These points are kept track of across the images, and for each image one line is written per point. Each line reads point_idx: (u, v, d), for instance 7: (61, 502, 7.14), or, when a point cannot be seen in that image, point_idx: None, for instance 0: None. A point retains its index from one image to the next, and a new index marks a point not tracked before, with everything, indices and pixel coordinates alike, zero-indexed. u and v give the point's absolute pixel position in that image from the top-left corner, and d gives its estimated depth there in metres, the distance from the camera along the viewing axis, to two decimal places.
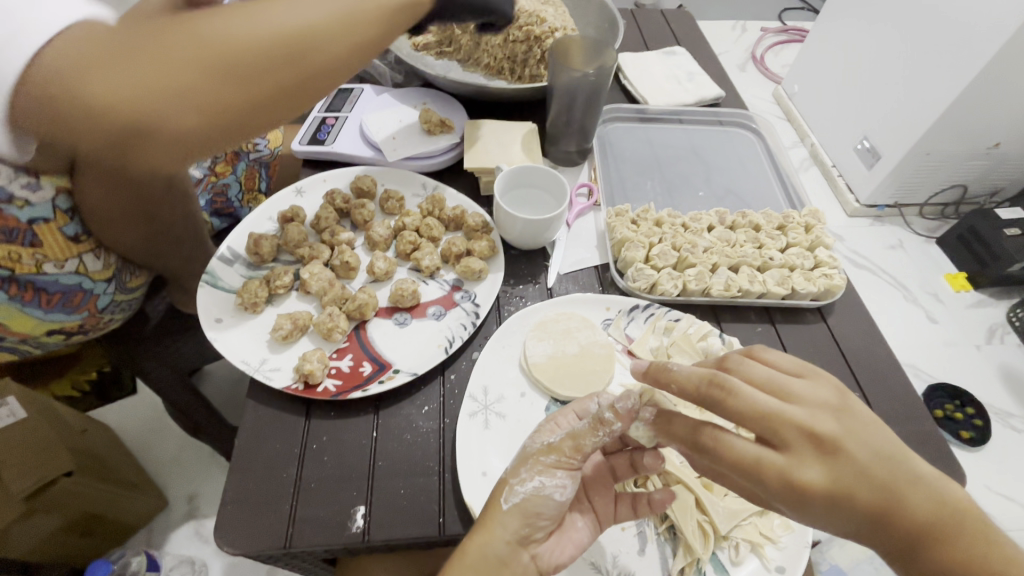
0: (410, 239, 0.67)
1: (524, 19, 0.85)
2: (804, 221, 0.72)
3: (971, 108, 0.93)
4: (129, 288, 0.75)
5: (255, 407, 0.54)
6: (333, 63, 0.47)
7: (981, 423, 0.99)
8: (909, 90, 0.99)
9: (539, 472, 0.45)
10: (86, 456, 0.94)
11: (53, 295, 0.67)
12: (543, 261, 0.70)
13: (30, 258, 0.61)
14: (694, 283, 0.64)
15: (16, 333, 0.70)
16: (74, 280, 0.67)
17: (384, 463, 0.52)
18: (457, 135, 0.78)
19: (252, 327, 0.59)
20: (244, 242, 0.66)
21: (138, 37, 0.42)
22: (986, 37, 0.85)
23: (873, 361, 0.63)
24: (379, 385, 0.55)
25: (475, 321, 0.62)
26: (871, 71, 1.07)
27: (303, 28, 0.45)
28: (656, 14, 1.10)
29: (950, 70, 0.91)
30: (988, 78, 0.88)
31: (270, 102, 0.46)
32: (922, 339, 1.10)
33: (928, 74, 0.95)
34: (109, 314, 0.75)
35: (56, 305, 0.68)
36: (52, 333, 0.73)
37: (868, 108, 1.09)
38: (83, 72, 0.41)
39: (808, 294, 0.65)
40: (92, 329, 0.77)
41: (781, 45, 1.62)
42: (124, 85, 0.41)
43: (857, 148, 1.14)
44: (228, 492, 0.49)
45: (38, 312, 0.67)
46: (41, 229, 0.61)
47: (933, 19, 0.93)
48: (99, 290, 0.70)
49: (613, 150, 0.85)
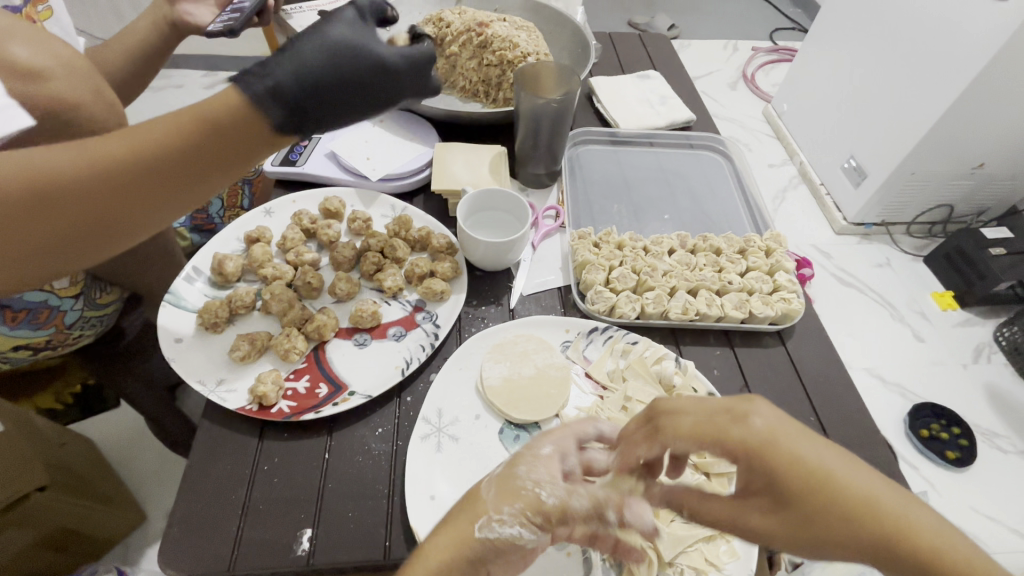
0: (373, 260, 0.68)
1: (497, 44, 0.86)
2: (765, 245, 0.73)
3: (952, 128, 0.94)
4: (96, 304, 0.80)
5: (208, 428, 0.55)
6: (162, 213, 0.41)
7: (966, 443, 0.98)
8: (895, 110, 1.01)
9: (521, 522, 0.41)
10: (62, 472, 0.93)
11: (20, 312, 0.70)
12: (508, 282, 0.71)
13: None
14: (652, 306, 0.65)
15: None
16: (41, 297, 0.71)
17: (333, 486, 0.52)
18: (426, 157, 0.80)
19: (210, 347, 0.60)
20: (209, 261, 0.67)
21: None
22: (968, 60, 0.86)
23: (831, 386, 0.64)
24: (333, 406, 0.56)
25: (433, 342, 0.62)
26: (859, 90, 1.09)
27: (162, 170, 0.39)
28: (635, 38, 1.13)
29: (933, 91, 0.92)
30: (971, 98, 0.89)
31: (75, 256, 0.40)
32: (904, 357, 1.09)
33: (913, 93, 0.96)
34: (77, 330, 0.79)
35: (21, 321, 0.71)
36: (17, 349, 0.75)
37: (853, 127, 1.11)
38: None
39: (765, 318, 0.65)
40: (59, 346, 0.80)
41: (769, 65, 1.65)
42: None
43: (844, 166, 1.15)
44: (176, 513, 0.50)
45: (2, 328, 0.70)
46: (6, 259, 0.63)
47: (918, 40, 0.94)
48: (66, 306, 0.75)
49: (583, 172, 0.87)
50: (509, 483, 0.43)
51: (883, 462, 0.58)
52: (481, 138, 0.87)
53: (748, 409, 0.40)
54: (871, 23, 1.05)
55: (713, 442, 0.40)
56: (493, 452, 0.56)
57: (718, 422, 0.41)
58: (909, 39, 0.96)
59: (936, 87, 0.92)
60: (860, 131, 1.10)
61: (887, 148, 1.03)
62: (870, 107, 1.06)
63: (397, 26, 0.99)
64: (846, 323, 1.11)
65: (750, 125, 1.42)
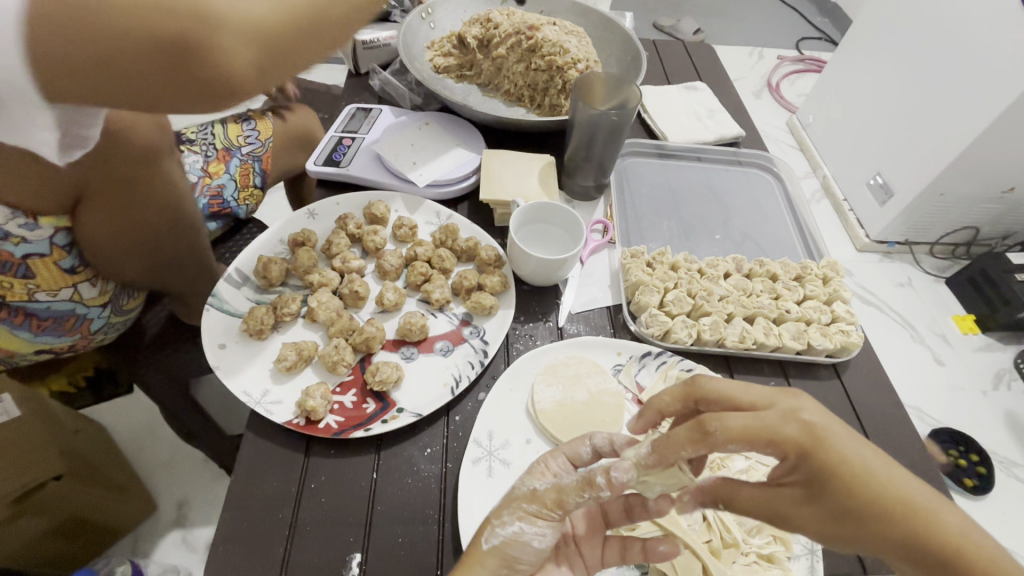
0: (421, 270, 0.66)
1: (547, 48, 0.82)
2: (822, 272, 0.72)
3: (987, 152, 0.92)
4: (125, 309, 0.75)
5: (253, 440, 0.53)
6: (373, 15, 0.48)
7: (984, 471, 0.95)
8: (926, 132, 0.98)
9: (519, 518, 0.44)
10: (75, 459, 0.91)
11: (46, 319, 0.66)
12: (555, 298, 0.68)
13: (23, 289, 0.60)
14: (708, 332, 0.63)
15: (2, 349, 0.68)
16: (67, 306, 0.66)
17: (383, 507, 0.50)
18: (473, 165, 0.78)
19: (253, 355, 0.58)
20: (253, 265, 0.65)
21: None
22: (1005, 85, 0.84)
23: (886, 421, 0.62)
24: (382, 424, 0.54)
25: (482, 360, 0.60)
26: (890, 106, 1.05)
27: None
28: (677, 46, 1.10)
29: (969, 115, 0.90)
30: (1009, 124, 0.87)
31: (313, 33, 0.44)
32: (925, 381, 1.07)
33: (946, 114, 0.94)
34: (102, 335, 0.75)
35: (46, 328, 0.67)
36: (38, 353, 0.71)
37: (881, 144, 1.08)
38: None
39: (823, 350, 0.63)
40: (81, 348, 0.76)
41: (797, 75, 1.62)
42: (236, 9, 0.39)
43: (870, 183, 1.12)
44: (221, 532, 0.48)
45: (27, 334, 0.66)
46: (35, 264, 0.60)
47: (958, 59, 0.91)
48: (93, 314, 0.70)
49: (630, 185, 0.85)
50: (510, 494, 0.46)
51: None
52: (524, 146, 0.85)
53: (795, 405, 0.38)
54: (906, 40, 1.01)
55: (764, 444, 0.37)
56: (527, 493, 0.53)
57: (768, 420, 0.37)
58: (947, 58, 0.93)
59: (972, 110, 0.89)
60: (890, 149, 1.06)
61: (917, 170, 1.01)
62: (900, 123, 1.03)
63: (441, 25, 0.96)
64: (876, 346, 1.09)
65: (776, 136, 1.36)
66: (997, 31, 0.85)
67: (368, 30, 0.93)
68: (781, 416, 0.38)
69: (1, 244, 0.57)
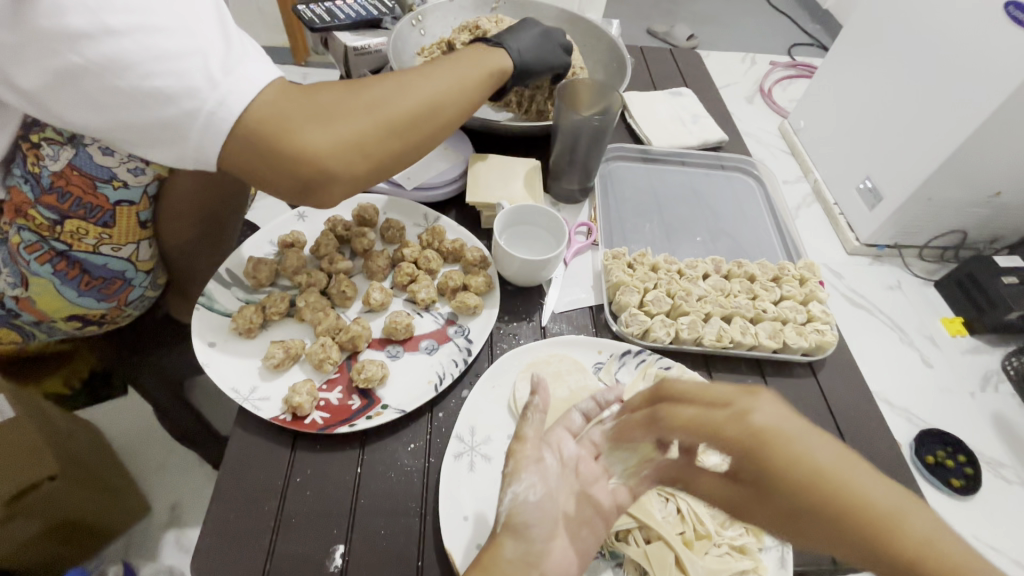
0: (408, 271, 0.67)
1: None
2: (799, 273, 0.73)
3: (971, 157, 0.94)
4: (157, 285, 0.76)
5: (240, 436, 0.54)
6: (461, 120, 0.58)
7: (972, 472, 0.94)
8: (912, 137, 1.00)
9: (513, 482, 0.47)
10: (73, 463, 0.95)
11: (96, 278, 0.66)
12: (539, 299, 0.70)
13: (95, 238, 0.61)
14: (686, 331, 0.65)
15: (34, 312, 0.68)
16: (120, 266, 0.67)
17: (366, 501, 0.52)
18: (459, 168, 0.79)
19: (241, 352, 0.59)
20: (242, 265, 0.66)
21: (359, 102, 0.50)
22: (988, 94, 0.87)
23: (861, 419, 0.64)
24: (367, 420, 0.55)
25: (466, 358, 0.62)
26: (878, 112, 1.08)
27: (469, 92, 0.59)
28: (665, 53, 1.12)
29: (954, 121, 0.92)
30: (993, 130, 0.89)
31: (413, 147, 0.54)
32: (911, 382, 1.07)
33: (932, 121, 0.96)
34: (133, 308, 0.75)
35: (92, 289, 0.67)
36: (70, 320, 0.70)
37: (868, 148, 1.11)
38: (332, 119, 0.48)
39: (799, 349, 0.65)
40: (107, 322, 0.76)
41: (786, 80, 1.64)
42: (353, 133, 0.49)
43: (859, 187, 1.14)
44: (209, 521, 0.49)
45: (72, 293, 0.66)
46: (122, 212, 0.61)
47: (943, 67, 0.94)
48: (137, 282, 0.71)
49: (615, 189, 0.86)
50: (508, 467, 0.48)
51: None
52: (512, 150, 0.86)
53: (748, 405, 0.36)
54: (893, 48, 1.04)
55: (709, 437, 0.37)
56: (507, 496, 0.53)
57: (716, 417, 0.37)
58: (933, 67, 0.96)
59: (956, 117, 0.92)
60: (878, 152, 1.08)
61: (903, 173, 1.03)
62: (887, 129, 1.06)
63: (432, 32, 0.97)
64: (856, 346, 1.10)
65: (765, 140, 1.38)
66: (983, 42, 0.87)
67: (360, 37, 0.95)
68: (728, 417, 0.36)
69: (102, 187, 0.58)
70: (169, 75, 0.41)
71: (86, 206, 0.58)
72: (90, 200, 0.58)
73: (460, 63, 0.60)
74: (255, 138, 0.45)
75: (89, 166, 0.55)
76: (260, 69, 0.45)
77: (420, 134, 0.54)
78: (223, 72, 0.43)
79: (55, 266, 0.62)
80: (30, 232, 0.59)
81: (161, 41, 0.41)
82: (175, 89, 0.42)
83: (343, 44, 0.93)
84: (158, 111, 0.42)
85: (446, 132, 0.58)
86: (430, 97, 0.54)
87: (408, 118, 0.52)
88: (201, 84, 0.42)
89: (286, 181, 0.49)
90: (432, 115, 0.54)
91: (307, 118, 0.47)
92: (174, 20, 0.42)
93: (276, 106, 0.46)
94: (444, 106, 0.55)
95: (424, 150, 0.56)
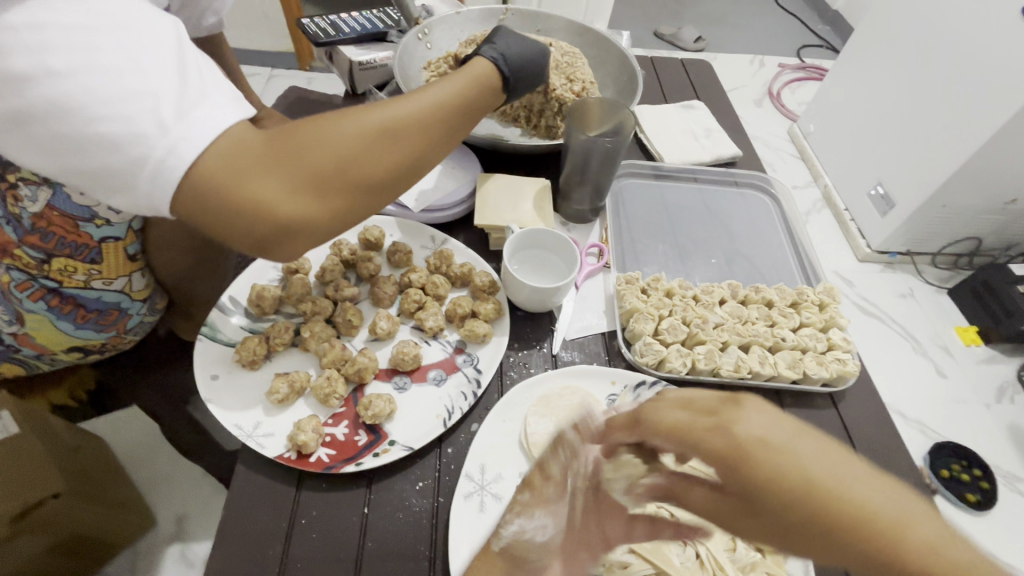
0: (415, 297, 0.65)
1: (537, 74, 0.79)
2: (818, 298, 0.72)
3: (987, 168, 0.91)
4: (157, 310, 0.75)
5: (245, 474, 0.53)
6: (436, 154, 0.53)
7: (988, 486, 0.86)
8: (926, 146, 0.97)
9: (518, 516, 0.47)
10: (77, 476, 0.90)
11: (91, 311, 0.66)
12: (550, 325, 0.68)
13: (84, 274, 0.61)
14: (703, 361, 0.63)
15: (35, 346, 0.68)
16: (116, 298, 0.67)
17: (374, 544, 0.50)
18: (468, 188, 0.77)
19: (245, 385, 0.57)
20: (246, 292, 0.65)
21: (320, 147, 0.46)
22: (1003, 105, 0.84)
23: (885, 452, 0.61)
24: (373, 458, 0.54)
25: (475, 391, 0.60)
26: (890, 121, 1.05)
27: (447, 123, 0.54)
28: (675, 63, 1.10)
29: (970, 131, 0.89)
30: (1009, 141, 0.86)
31: (381, 191, 0.50)
32: (925, 393, 0.99)
33: (945, 130, 0.93)
34: (134, 335, 0.75)
35: (89, 321, 0.67)
36: (70, 351, 0.71)
37: (881, 157, 1.07)
38: (290, 171, 0.45)
39: (819, 379, 0.63)
40: (108, 350, 0.75)
41: (797, 83, 1.61)
42: (313, 184, 0.46)
43: (871, 194, 1.10)
44: (212, 564, 0.48)
45: (69, 326, 0.66)
46: (108, 247, 0.61)
47: (958, 76, 0.91)
48: (134, 310, 0.71)
49: (627, 208, 0.84)
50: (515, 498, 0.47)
51: None
52: (522, 168, 0.84)
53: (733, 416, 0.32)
54: (907, 55, 1.01)
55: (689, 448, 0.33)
56: None
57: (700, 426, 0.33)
58: (947, 76, 0.93)
59: (972, 127, 0.89)
60: (890, 159, 1.05)
61: (916, 179, 0.99)
62: (900, 135, 1.02)
63: (438, 45, 0.95)
64: (867, 355, 1.02)
65: (775, 144, 1.34)
66: (999, 53, 0.84)
67: (365, 51, 0.93)
68: (714, 426, 0.32)
69: (84, 225, 0.57)
70: (115, 120, 0.40)
71: (70, 245, 0.58)
72: (75, 238, 0.58)
73: (438, 88, 0.55)
74: (208, 193, 0.43)
75: (67, 206, 0.55)
76: (218, 111, 0.43)
77: (389, 178, 0.50)
78: (175, 116, 0.41)
79: (49, 302, 0.62)
80: (19, 271, 0.59)
81: (110, 84, 0.39)
82: (121, 134, 0.40)
83: (347, 58, 0.91)
84: (104, 156, 0.41)
85: (425, 171, 0.54)
86: (404, 137, 0.50)
87: (374, 164, 0.48)
88: (150, 130, 0.40)
89: (243, 240, 0.46)
90: (406, 158, 0.50)
91: (265, 173, 0.44)
92: (126, 59, 0.40)
93: (229, 160, 0.43)
94: (417, 145, 0.51)
95: (400, 190, 0.53)
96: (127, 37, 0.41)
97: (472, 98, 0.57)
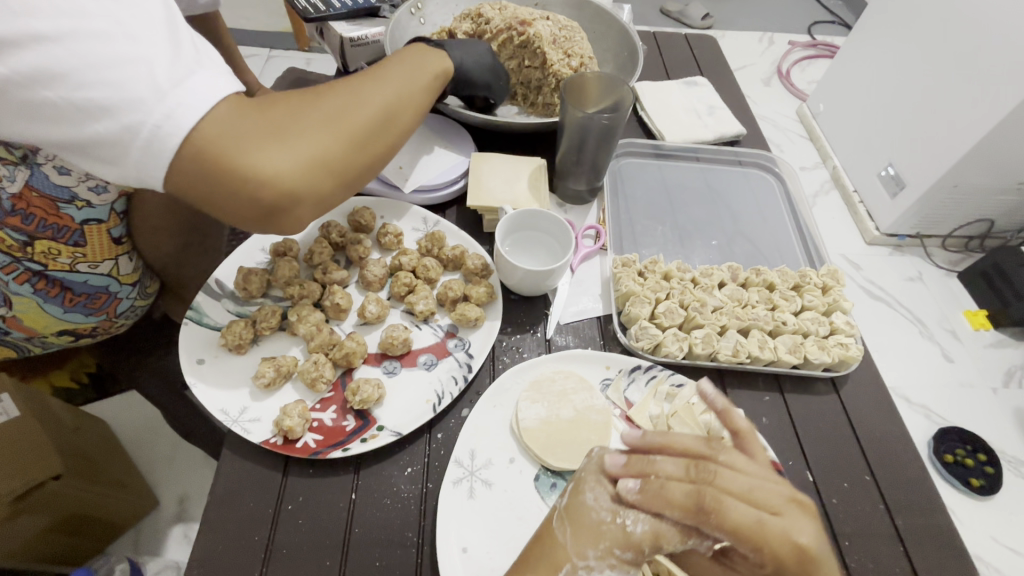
0: (405, 280, 0.64)
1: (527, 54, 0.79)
2: (821, 281, 0.69)
3: (1004, 145, 0.88)
4: (148, 294, 0.74)
5: (229, 461, 0.52)
6: (415, 125, 0.56)
7: (992, 472, 0.83)
8: (941, 123, 0.93)
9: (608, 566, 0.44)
10: (74, 457, 0.89)
11: (79, 295, 0.65)
12: (544, 308, 0.66)
13: (69, 257, 0.60)
14: (700, 345, 0.61)
15: (24, 329, 0.67)
16: (103, 281, 0.66)
17: (360, 531, 0.50)
18: (461, 168, 0.75)
19: (231, 368, 0.57)
20: (233, 275, 0.63)
21: (315, 116, 0.47)
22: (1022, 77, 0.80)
23: (887, 441, 0.60)
24: (360, 444, 0.53)
25: (466, 375, 0.58)
26: (902, 96, 1.01)
27: (420, 96, 0.56)
28: (679, 39, 1.06)
29: (988, 106, 0.85)
30: None
31: (373, 160, 0.52)
32: (930, 377, 0.97)
33: (962, 105, 0.89)
34: (125, 319, 0.74)
35: (77, 304, 0.66)
36: (60, 334, 0.70)
37: (892, 135, 1.03)
38: (291, 137, 0.45)
39: (820, 364, 0.62)
40: (101, 333, 0.74)
41: (807, 61, 1.55)
42: (313, 149, 0.46)
43: (880, 174, 1.06)
44: (196, 551, 0.47)
45: (57, 310, 0.65)
46: (91, 229, 0.60)
47: (978, 47, 0.86)
48: (123, 294, 0.70)
49: (625, 188, 0.82)
50: (586, 520, 0.45)
51: (932, 530, 0.54)
52: (517, 147, 0.82)
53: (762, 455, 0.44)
54: (923, 27, 0.96)
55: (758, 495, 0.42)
56: (527, 500, 0.52)
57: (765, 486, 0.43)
58: (966, 48, 0.88)
59: (989, 102, 0.85)
60: (901, 138, 1.01)
61: (928, 157, 0.96)
62: (913, 112, 0.98)
63: (432, 20, 0.92)
64: (872, 340, 1.00)
65: (783, 124, 1.29)
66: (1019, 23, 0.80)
67: (356, 27, 0.90)
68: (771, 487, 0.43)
69: (65, 207, 0.56)
70: (108, 85, 0.38)
71: (53, 228, 0.57)
72: (56, 221, 0.57)
73: (407, 65, 0.57)
74: (210, 162, 0.41)
75: (47, 186, 0.54)
76: (215, 81, 0.41)
77: (380, 145, 0.51)
78: (171, 82, 0.39)
79: (35, 285, 0.61)
80: (2, 254, 0.57)
81: (97, 48, 0.37)
82: (115, 101, 0.38)
83: (339, 34, 0.88)
84: (93, 124, 0.39)
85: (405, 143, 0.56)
86: (389, 105, 0.52)
87: (368, 130, 0.49)
88: (145, 95, 0.38)
89: (245, 209, 0.44)
90: (390, 126, 0.52)
91: (267, 138, 0.43)
92: (114, 23, 0.38)
93: (228, 125, 0.42)
94: (401, 115, 0.53)
95: (386, 158, 0.54)
96: (115, 1, 0.39)
97: (434, 69, 0.59)
